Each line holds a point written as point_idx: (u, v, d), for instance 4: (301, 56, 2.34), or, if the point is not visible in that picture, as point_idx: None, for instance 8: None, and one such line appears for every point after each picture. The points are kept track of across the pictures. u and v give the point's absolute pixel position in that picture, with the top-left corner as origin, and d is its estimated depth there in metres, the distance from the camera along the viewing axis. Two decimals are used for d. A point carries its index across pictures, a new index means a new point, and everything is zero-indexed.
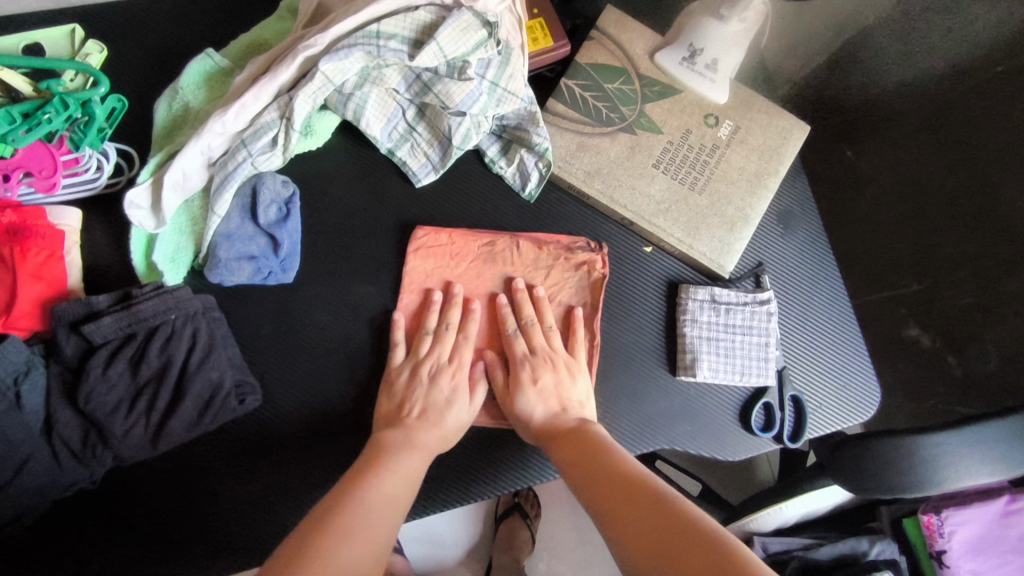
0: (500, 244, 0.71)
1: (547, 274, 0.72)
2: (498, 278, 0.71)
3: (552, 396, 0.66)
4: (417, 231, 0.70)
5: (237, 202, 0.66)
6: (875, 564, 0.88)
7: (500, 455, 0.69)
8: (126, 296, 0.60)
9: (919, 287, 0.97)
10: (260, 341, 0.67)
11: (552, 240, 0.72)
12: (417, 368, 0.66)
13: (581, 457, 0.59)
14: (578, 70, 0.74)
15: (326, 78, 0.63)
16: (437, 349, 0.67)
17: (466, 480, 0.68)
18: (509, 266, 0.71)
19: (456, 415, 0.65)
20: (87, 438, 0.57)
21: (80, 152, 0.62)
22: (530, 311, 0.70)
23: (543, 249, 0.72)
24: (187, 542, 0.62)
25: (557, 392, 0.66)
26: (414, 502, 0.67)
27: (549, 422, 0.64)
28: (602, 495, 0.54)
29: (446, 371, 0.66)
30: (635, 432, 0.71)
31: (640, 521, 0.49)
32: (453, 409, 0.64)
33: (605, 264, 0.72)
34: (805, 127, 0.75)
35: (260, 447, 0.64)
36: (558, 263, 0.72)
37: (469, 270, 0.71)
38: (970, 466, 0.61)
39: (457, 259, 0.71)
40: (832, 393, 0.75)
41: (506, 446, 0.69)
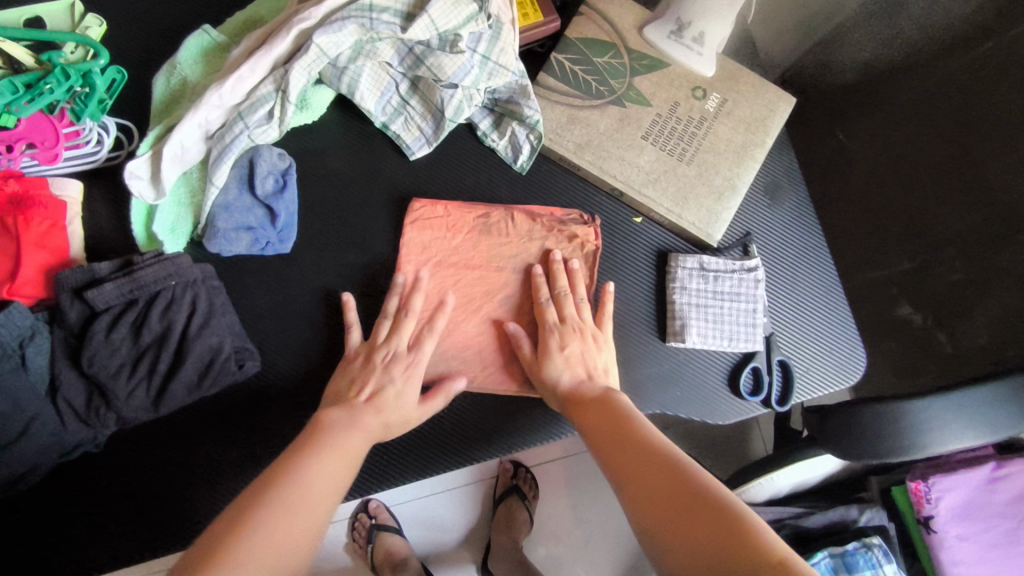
0: (494, 216, 0.73)
1: (541, 246, 0.73)
2: (491, 248, 0.72)
3: (576, 366, 0.66)
4: (413, 204, 0.72)
5: (234, 173, 0.68)
6: (865, 531, 0.90)
7: (516, 415, 0.71)
8: (127, 264, 0.61)
9: (911, 267, 0.98)
10: (259, 309, 0.69)
11: (546, 211, 0.73)
12: (373, 354, 0.65)
13: (602, 426, 0.59)
14: (568, 44, 0.75)
15: (320, 50, 0.64)
16: (393, 335, 0.66)
17: (481, 437, 0.71)
18: (503, 237, 0.72)
19: (402, 398, 0.63)
20: (91, 400, 0.59)
21: (81, 123, 0.64)
22: (565, 282, 0.70)
23: (537, 221, 0.73)
24: (190, 505, 0.64)
25: (583, 360, 0.66)
26: (430, 460, 0.70)
27: (573, 391, 0.65)
28: (623, 468, 0.54)
29: (401, 361, 0.65)
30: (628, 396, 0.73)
31: (663, 499, 0.49)
32: (403, 399, 0.62)
33: (598, 236, 0.73)
34: (790, 99, 0.77)
35: (261, 411, 0.66)
36: (552, 233, 0.73)
37: (466, 241, 0.72)
38: (953, 430, 0.63)
39: (453, 231, 0.72)
40: (820, 358, 0.77)
41: (521, 407, 0.71)
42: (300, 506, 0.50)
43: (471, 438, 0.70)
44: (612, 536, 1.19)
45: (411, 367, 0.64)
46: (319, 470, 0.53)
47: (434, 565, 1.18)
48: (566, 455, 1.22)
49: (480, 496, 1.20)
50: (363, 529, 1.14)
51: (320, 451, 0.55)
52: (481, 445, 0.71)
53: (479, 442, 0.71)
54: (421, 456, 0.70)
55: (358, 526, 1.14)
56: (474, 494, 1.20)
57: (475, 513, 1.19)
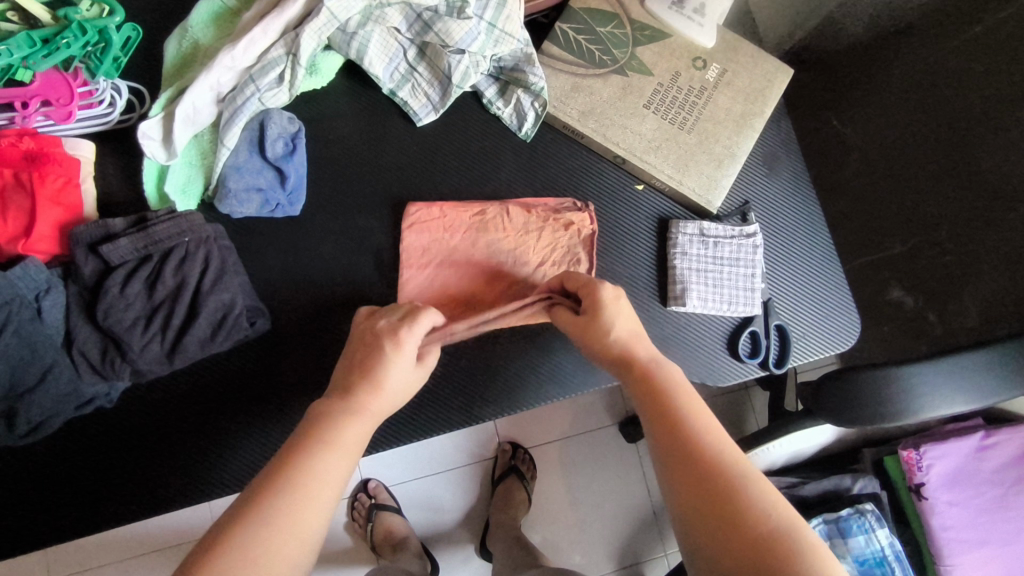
0: (489, 211, 0.74)
1: (538, 236, 0.74)
2: (489, 244, 0.73)
3: (626, 324, 0.60)
4: (409, 209, 0.72)
5: (245, 136, 0.69)
6: (858, 498, 0.92)
7: (502, 373, 0.72)
8: (141, 221, 0.63)
9: (903, 248, 1.00)
10: (268, 271, 0.70)
11: (540, 203, 0.75)
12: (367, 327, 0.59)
13: (659, 419, 0.53)
14: (572, 14, 0.76)
15: (330, 14, 0.65)
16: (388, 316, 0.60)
17: (472, 397, 0.72)
18: (500, 231, 0.73)
19: (398, 372, 0.55)
20: (106, 352, 0.60)
21: (95, 83, 0.65)
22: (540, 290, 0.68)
23: (532, 213, 0.74)
24: (200, 461, 0.66)
25: (629, 322, 0.61)
26: (425, 419, 0.71)
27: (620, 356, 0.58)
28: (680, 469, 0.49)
29: (390, 332, 0.57)
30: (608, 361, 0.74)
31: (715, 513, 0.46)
32: (396, 371, 0.55)
33: (593, 222, 0.74)
34: (788, 71, 0.79)
35: (270, 369, 0.68)
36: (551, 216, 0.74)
37: (464, 240, 0.73)
38: (944, 394, 0.64)
39: (450, 236, 0.73)
40: (816, 323, 0.78)
41: (504, 366, 0.73)
42: (285, 543, 0.43)
43: (435, 407, 0.71)
44: (609, 517, 1.20)
45: (400, 337, 0.57)
46: (310, 491, 0.46)
47: (434, 547, 1.18)
48: (563, 436, 1.23)
49: (479, 477, 1.21)
50: (363, 508, 1.15)
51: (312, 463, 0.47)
52: (447, 414, 0.71)
53: (445, 412, 0.71)
54: (409, 410, 0.71)
55: (358, 505, 1.15)
56: (473, 474, 1.21)
57: (474, 495, 1.20)
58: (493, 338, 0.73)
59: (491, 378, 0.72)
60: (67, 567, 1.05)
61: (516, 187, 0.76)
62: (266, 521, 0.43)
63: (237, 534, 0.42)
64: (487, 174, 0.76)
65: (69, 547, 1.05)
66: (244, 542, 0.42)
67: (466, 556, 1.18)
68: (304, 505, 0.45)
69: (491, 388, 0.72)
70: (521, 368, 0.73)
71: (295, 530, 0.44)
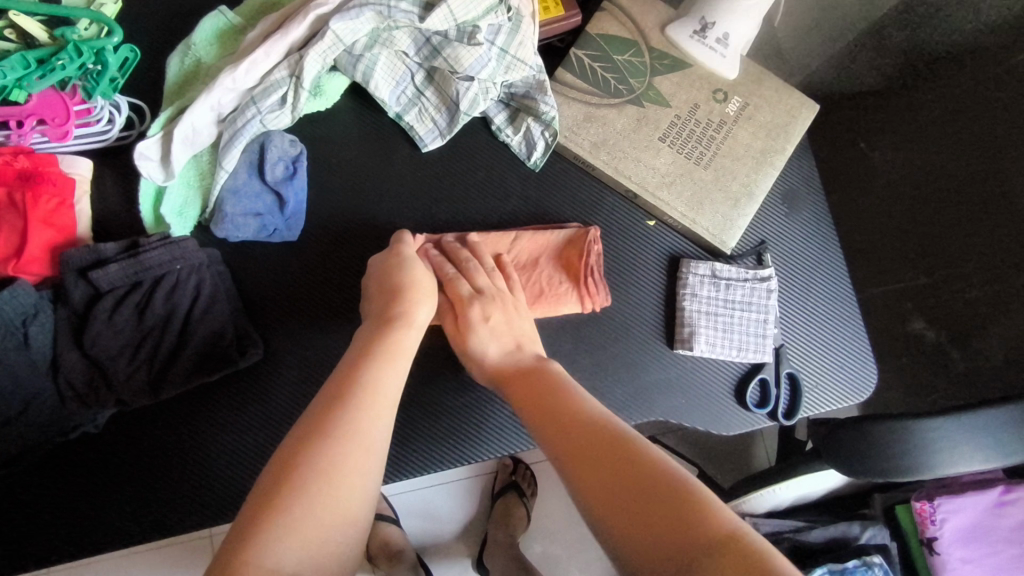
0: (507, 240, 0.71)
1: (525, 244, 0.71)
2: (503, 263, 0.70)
3: (501, 335, 0.64)
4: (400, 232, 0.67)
5: (245, 158, 0.67)
6: (865, 549, 0.87)
7: (503, 410, 0.70)
8: (134, 246, 0.62)
9: (927, 281, 0.92)
10: (262, 297, 0.68)
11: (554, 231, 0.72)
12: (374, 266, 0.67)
13: (557, 409, 0.55)
14: (588, 40, 0.73)
15: (336, 36, 0.63)
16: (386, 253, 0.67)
17: (477, 433, 0.70)
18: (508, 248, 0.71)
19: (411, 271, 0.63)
20: (91, 380, 0.60)
21: (93, 102, 0.63)
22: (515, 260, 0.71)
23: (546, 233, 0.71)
24: (184, 491, 0.64)
25: (509, 331, 0.65)
26: (433, 452, 0.69)
27: (500, 360, 0.63)
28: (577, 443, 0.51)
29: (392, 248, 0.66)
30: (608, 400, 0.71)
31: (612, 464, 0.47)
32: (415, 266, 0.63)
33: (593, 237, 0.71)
34: (813, 106, 0.75)
35: (260, 398, 0.66)
36: (563, 250, 0.71)
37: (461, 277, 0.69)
38: (964, 452, 0.58)
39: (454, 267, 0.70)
40: (829, 372, 0.75)
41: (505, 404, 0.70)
42: (357, 442, 0.48)
43: (441, 443, 0.69)
44: None
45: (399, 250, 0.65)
46: (370, 407, 0.50)
47: (430, 559, 1.12)
48: None
49: (477, 492, 1.14)
50: None
51: (371, 382, 0.52)
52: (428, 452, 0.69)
53: (420, 447, 0.69)
54: (418, 443, 0.69)
55: None
56: (472, 488, 1.14)
57: (473, 508, 1.14)
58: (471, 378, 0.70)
59: (476, 410, 0.70)
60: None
61: (522, 218, 0.73)
62: (340, 433, 0.48)
63: (319, 446, 0.47)
64: (493, 202, 0.73)
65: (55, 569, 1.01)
66: (320, 453, 0.46)
67: (461, 570, 1.12)
68: (366, 419, 0.50)
69: (476, 415, 0.70)
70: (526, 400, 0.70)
71: (361, 441, 0.48)
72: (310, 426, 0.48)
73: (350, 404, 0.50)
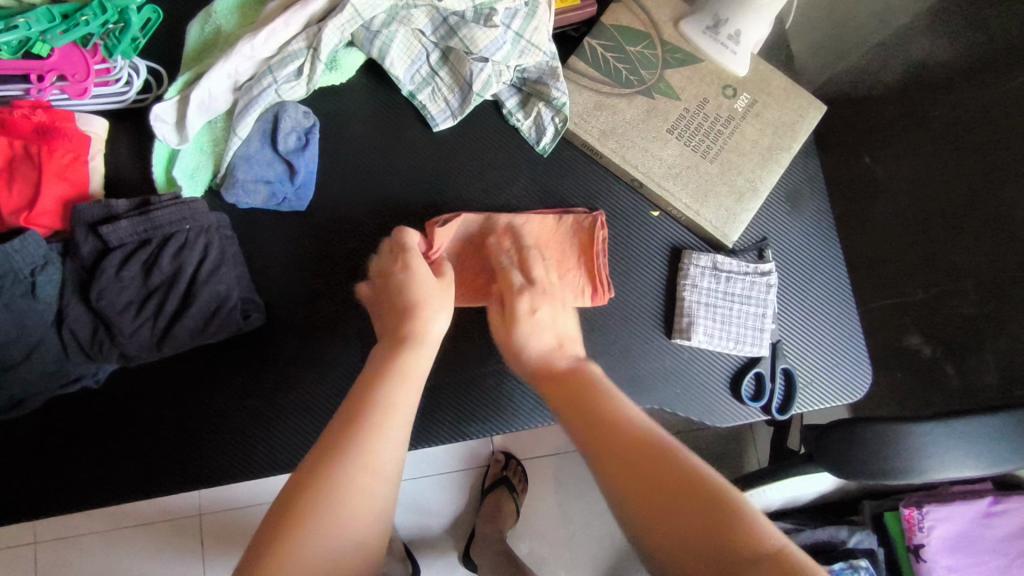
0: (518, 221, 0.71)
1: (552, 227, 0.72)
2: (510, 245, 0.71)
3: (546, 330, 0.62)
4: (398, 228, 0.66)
5: (258, 126, 0.67)
6: (854, 552, 0.88)
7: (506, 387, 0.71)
8: (144, 204, 0.62)
9: (925, 296, 0.92)
10: (268, 266, 0.69)
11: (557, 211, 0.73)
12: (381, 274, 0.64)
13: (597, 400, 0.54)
14: (602, 30, 0.75)
15: (354, 11, 0.64)
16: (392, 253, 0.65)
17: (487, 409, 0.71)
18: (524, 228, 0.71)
19: (425, 283, 0.61)
20: (96, 333, 0.60)
21: (113, 61, 0.64)
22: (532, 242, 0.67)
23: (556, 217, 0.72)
24: (177, 452, 0.65)
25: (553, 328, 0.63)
26: (449, 423, 0.70)
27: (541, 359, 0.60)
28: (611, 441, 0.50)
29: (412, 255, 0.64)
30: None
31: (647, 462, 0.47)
32: (422, 275, 0.62)
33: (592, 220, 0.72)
34: (821, 107, 0.76)
35: (259, 367, 0.67)
36: (575, 237, 0.72)
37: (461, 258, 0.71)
38: (954, 458, 0.59)
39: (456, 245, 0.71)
40: (824, 370, 0.76)
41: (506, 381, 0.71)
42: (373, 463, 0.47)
43: (452, 414, 0.70)
44: (598, 538, 1.13)
45: (405, 258, 0.63)
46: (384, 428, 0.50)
47: (417, 550, 1.12)
48: (560, 451, 1.16)
49: (468, 484, 1.14)
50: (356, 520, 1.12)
51: (383, 397, 0.51)
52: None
53: (437, 417, 0.70)
54: (435, 413, 0.70)
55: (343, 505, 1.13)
56: (464, 481, 1.14)
57: (463, 501, 1.14)
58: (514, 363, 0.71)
59: (444, 404, 0.70)
60: (51, 554, 1.00)
61: (526, 203, 0.74)
62: (347, 474, 0.45)
63: (332, 472, 0.45)
64: (499, 186, 0.74)
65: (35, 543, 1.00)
66: (336, 476, 0.45)
67: (448, 563, 1.12)
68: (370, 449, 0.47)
69: (440, 409, 0.70)
70: (496, 394, 0.71)
71: (373, 462, 0.47)
72: (325, 447, 0.47)
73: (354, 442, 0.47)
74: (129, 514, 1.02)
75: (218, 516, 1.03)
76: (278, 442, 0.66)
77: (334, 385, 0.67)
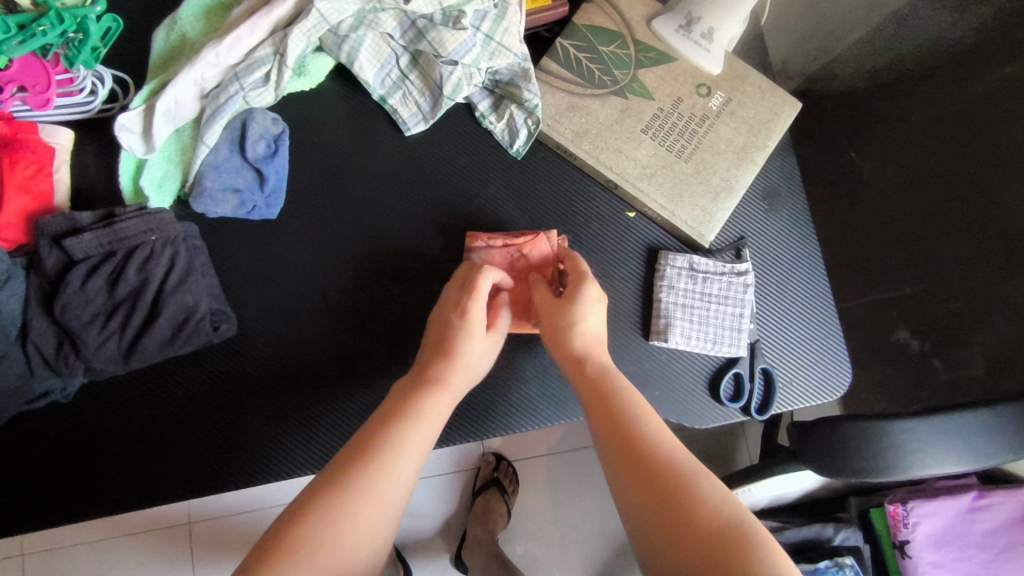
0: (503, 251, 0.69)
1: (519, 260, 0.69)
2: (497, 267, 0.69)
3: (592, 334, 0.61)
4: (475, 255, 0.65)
5: (226, 134, 0.67)
6: (838, 551, 0.87)
7: (504, 392, 0.71)
8: (109, 216, 0.62)
9: (911, 293, 0.91)
10: (240, 275, 0.68)
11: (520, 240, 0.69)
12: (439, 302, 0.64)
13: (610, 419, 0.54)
14: (574, 30, 0.74)
15: (320, 15, 0.63)
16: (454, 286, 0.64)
17: (482, 414, 0.70)
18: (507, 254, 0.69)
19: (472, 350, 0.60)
20: (61, 346, 0.60)
21: (75, 71, 0.64)
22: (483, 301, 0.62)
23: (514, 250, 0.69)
24: (150, 465, 0.64)
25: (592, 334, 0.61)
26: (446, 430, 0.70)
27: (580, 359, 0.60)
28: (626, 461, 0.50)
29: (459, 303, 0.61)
30: (551, 403, 0.71)
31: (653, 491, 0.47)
32: (470, 340, 0.60)
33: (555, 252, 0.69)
34: (796, 104, 0.75)
35: (232, 376, 0.66)
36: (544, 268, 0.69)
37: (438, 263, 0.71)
38: (934, 454, 0.57)
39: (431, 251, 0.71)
40: (804, 369, 0.75)
41: (502, 386, 0.71)
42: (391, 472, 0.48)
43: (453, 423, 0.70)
44: (589, 539, 1.13)
45: (467, 307, 0.60)
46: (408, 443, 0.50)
47: (408, 554, 1.11)
48: (550, 452, 1.16)
49: (457, 487, 1.14)
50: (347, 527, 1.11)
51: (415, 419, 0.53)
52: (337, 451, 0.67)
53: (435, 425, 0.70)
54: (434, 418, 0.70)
55: None
56: (453, 484, 1.14)
57: (453, 504, 1.13)
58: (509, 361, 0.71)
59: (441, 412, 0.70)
60: (40, 565, 0.99)
61: (502, 206, 0.73)
62: (358, 502, 0.46)
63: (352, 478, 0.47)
64: (474, 189, 0.73)
65: (24, 556, 0.99)
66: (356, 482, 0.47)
67: (440, 566, 1.12)
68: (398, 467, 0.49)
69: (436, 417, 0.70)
70: (483, 391, 0.71)
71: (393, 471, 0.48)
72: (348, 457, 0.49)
73: (384, 462, 0.48)
74: (117, 523, 1.01)
75: (206, 525, 1.02)
76: (253, 452, 0.65)
77: (309, 393, 0.67)
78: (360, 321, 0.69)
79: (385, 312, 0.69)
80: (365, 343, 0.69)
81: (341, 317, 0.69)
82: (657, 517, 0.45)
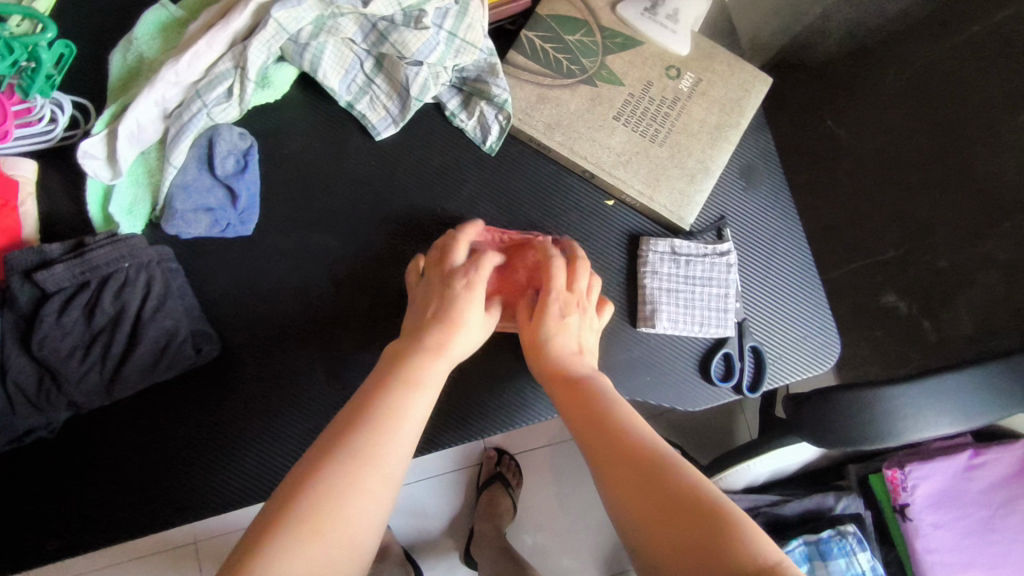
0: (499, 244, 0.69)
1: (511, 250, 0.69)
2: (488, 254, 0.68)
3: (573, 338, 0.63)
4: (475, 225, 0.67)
5: (193, 153, 0.65)
6: (839, 519, 0.87)
7: (501, 389, 0.71)
8: (79, 245, 0.61)
9: (895, 254, 0.91)
10: (219, 294, 0.68)
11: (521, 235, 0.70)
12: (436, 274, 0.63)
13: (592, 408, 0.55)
14: (538, 21, 0.73)
15: (278, 25, 0.62)
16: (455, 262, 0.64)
17: (481, 412, 0.70)
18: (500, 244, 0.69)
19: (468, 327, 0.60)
20: (42, 382, 0.59)
21: (31, 100, 0.62)
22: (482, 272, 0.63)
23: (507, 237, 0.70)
24: (143, 493, 0.64)
25: (576, 335, 0.63)
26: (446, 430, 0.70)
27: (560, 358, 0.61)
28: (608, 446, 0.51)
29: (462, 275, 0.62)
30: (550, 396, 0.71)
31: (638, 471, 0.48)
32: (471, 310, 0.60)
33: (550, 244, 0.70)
34: (766, 80, 0.75)
35: (220, 397, 0.65)
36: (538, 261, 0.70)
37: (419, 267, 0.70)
38: (926, 416, 0.58)
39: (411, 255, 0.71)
40: (792, 343, 0.75)
41: (500, 382, 0.71)
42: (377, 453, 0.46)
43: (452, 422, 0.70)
44: (596, 524, 1.13)
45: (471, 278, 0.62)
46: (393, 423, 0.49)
47: (418, 556, 1.12)
48: (550, 443, 1.16)
49: (461, 485, 1.14)
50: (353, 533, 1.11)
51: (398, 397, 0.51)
52: None
53: (435, 426, 0.69)
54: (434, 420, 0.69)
55: None
56: (456, 482, 1.13)
57: (458, 502, 1.13)
58: (497, 360, 0.71)
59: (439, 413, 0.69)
60: None
61: (480, 204, 0.73)
62: (345, 484, 0.44)
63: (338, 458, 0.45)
64: (450, 189, 0.73)
65: None
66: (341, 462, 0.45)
67: (450, 564, 1.12)
68: (382, 456, 0.47)
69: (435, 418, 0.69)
70: (479, 389, 0.70)
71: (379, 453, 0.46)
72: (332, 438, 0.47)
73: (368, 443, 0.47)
74: (122, 549, 1.00)
75: (213, 543, 1.02)
76: (247, 471, 0.65)
77: (299, 408, 0.66)
78: (346, 331, 0.68)
79: (369, 321, 0.69)
80: (352, 352, 0.68)
81: (325, 328, 0.68)
82: (644, 493, 0.46)
